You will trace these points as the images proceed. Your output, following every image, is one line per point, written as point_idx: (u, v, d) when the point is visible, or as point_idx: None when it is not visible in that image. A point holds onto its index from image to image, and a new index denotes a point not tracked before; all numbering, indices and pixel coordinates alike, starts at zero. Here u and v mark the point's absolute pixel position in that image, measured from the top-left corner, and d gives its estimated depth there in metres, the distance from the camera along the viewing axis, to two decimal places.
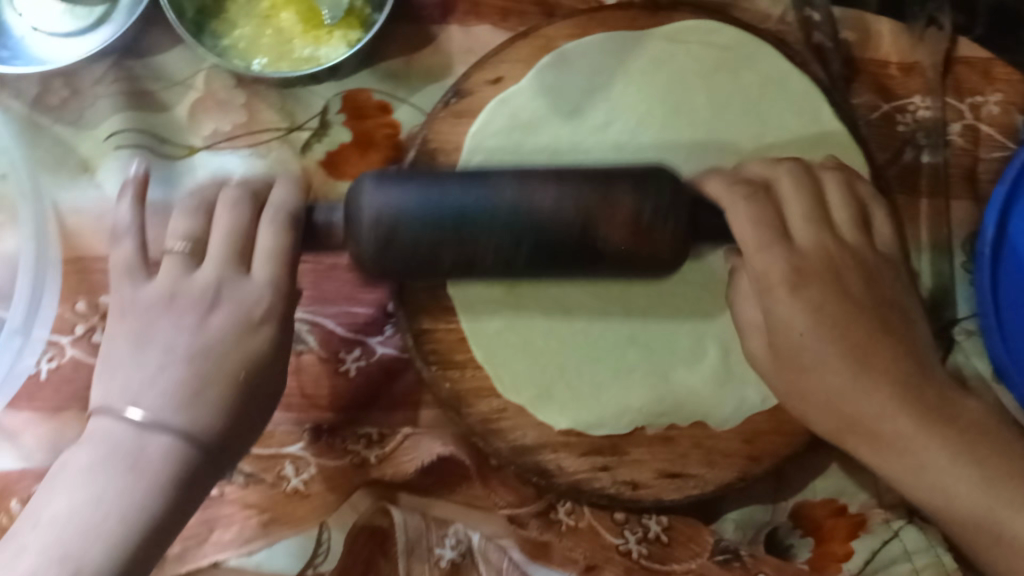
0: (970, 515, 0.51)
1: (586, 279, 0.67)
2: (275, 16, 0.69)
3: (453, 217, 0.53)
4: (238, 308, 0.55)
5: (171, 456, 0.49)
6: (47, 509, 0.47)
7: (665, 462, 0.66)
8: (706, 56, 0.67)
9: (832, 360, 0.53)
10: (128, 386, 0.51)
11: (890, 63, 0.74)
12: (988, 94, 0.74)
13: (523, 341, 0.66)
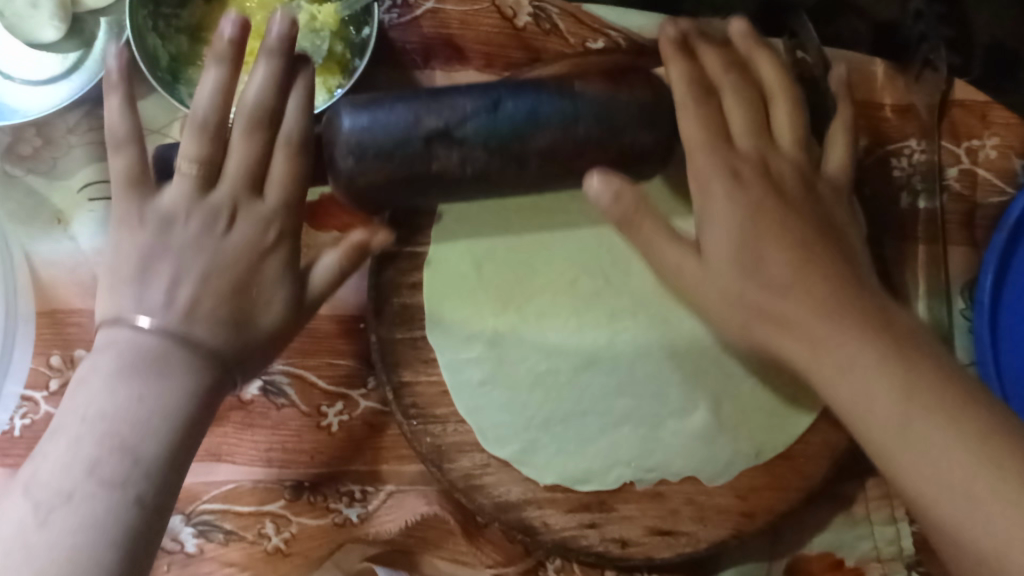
0: (897, 438, 0.45)
1: (569, 318, 0.66)
2: (252, 63, 0.68)
3: (415, 128, 0.55)
4: (257, 227, 0.52)
5: (190, 369, 0.47)
6: (67, 426, 0.44)
7: (656, 519, 0.64)
8: None
9: (753, 259, 0.52)
10: (145, 296, 0.48)
11: (885, 104, 0.72)
12: (985, 138, 0.72)
13: (507, 394, 0.65)
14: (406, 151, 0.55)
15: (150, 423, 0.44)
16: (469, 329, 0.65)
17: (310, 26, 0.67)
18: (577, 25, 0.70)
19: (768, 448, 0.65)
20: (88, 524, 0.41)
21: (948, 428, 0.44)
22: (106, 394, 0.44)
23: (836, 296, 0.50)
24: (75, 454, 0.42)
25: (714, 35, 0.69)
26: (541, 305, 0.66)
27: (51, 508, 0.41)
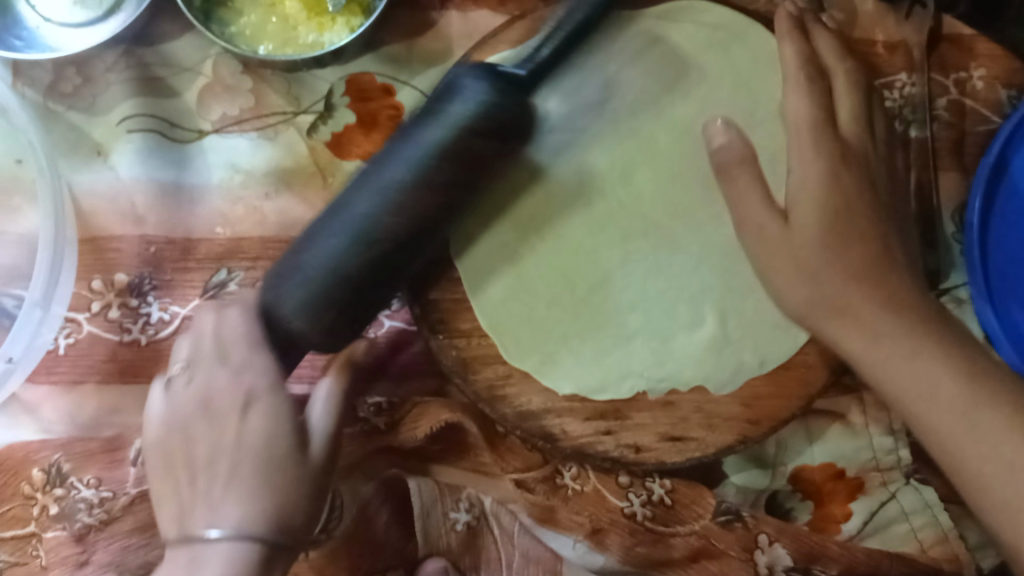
0: (952, 407, 0.60)
1: (587, 233, 0.69)
2: (280, 4, 0.72)
3: (344, 254, 0.59)
4: (267, 421, 0.59)
5: (224, 562, 0.55)
6: None
7: (667, 426, 0.68)
8: (698, 36, 0.70)
9: (835, 272, 0.63)
10: (199, 513, 0.57)
11: (878, 41, 0.76)
12: (972, 69, 0.77)
13: (526, 309, 0.68)
14: (382, 241, 0.59)
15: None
16: (491, 247, 0.68)
17: None
18: None
19: (771, 358, 0.69)
20: None
21: (986, 411, 0.59)
22: (210, 526, 0.56)
23: (900, 308, 0.62)
24: None
25: None
26: (560, 226, 0.69)
27: None
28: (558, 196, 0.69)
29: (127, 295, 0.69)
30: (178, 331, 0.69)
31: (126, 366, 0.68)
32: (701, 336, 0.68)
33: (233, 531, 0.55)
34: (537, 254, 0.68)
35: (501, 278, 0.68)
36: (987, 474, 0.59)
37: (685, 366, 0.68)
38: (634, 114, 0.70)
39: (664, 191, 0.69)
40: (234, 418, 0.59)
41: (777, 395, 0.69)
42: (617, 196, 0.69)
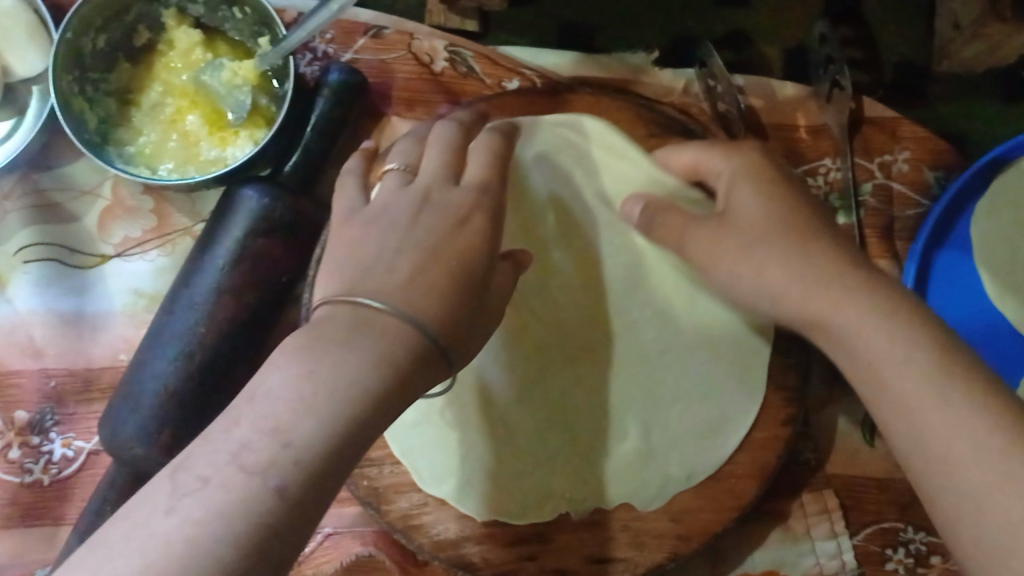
0: (889, 353, 0.49)
1: (503, 346, 0.66)
2: (181, 121, 0.71)
3: (178, 379, 0.63)
4: (445, 209, 0.50)
5: (385, 337, 0.41)
6: (235, 417, 0.38)
7: (593, 547, 0.65)
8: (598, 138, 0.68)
9: (776, 245, 0.56)
10: (354, 281, 0.45)
11: (800, 125, 0.75)
12: (897, 152, 0.74)
13: (438, 433, 0.65)
14: (219, 360, 0.64)
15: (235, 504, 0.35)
16: None
17: (233, 81, 0.70)
18: (492, 65, 0.72)
19: (698, 471, 0.65)
20: (313, 447, 0.37)
21: (911, 349, 0.49)
22: (269, 407, 0.37)
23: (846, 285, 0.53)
24: (237, 458, 0.36)
25: (623, 72, 0.74)
26: (475, 344, 0.66)
27: (190, 493, 0.35)
28: None
29: (27, 433, 0.67)
30: (83, 468, 0.67)
31: (28, 508, 0.66)
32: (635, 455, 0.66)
33: (344, 348, 0.40)
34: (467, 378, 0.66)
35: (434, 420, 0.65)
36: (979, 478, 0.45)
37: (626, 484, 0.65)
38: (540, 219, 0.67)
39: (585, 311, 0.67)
40: (386, 227, 0.49)
41: (705, 508, 0.65)
42: (552, 309, 0.67)
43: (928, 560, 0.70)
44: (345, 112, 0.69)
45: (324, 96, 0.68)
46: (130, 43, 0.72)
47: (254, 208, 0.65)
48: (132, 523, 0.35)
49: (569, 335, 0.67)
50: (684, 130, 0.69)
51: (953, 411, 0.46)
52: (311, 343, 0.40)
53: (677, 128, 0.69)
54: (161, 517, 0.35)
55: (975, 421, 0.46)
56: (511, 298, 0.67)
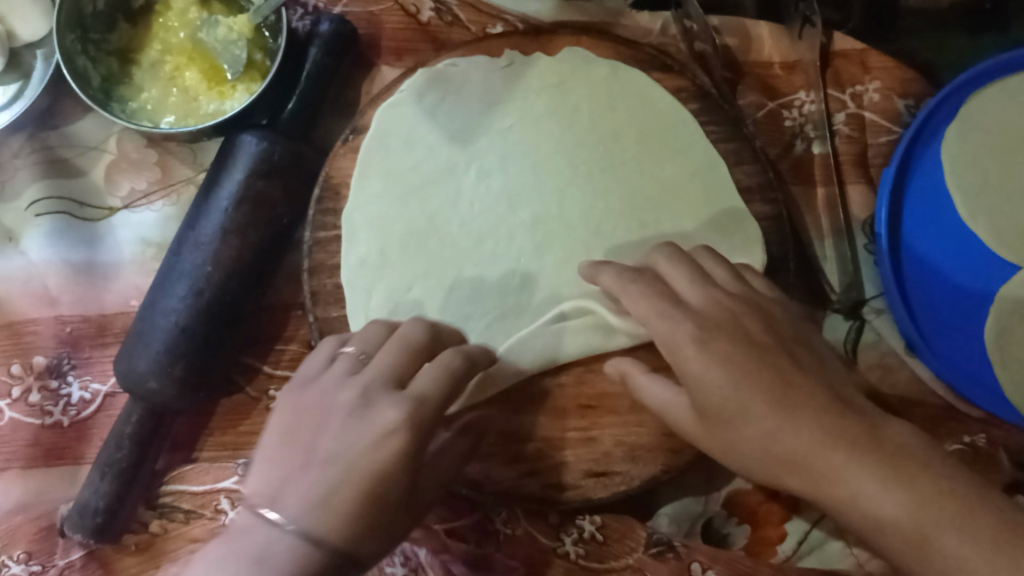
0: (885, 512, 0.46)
1: (543, 170, 0.70)
2: (180, 76, 0.75)
3: (188, 314, 0.66)
4: (380, 445, 0.52)
5: (309, 529, 0.48)
6: (196, 564, 0.46)
7: (591, 462, 0.68)
8: (597, 92, 0.71)
9: (759, 408, 0.52)
10: (300, 483, 0.50)
11: (774, 63, 0.78)
12: (867, 83, 0.77)
13: (506, 186, 0.70)
14: (228, 298, 0.68)
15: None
16: (438, 152, 0.70)
17: (229, 37, 0.74)
18: (476, 13, 0.76)
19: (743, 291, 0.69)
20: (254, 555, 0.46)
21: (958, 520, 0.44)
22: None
23: (793, 384, 0.52)
24: None
25: (601, 15, 0.77)
26: (509, 172, 0.70)
27: None
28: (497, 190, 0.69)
29: (46, 376, 0.70)
30: (100, 410, 0.70)
31: (52, 448, 0.69)
32: (512, 226, 0.69)
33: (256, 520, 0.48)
34: (404, 211, 0.69)
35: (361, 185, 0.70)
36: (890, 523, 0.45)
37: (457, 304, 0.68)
38: (538, 125, 0.71)
39: (606, 163, 0.70)
40: (334, 431, 0.53)
41: None
42: (578, 172, 0.70)
43: None
44: (335, 60, 0.73)
45: (315, 46, 0.72)
46: (128, 5, 0.76)
47: (256, 152, 0.69)
48: None
49: (532, 173, 0.70)
50: (663, 65, 0.73)
51: (863, 477, 0.47)
52: (360, 446, 0.52)
53: (656, 62, 0.73)
54: None
55: (864, 478, 0.47)
56: (497, 151, 0.70)
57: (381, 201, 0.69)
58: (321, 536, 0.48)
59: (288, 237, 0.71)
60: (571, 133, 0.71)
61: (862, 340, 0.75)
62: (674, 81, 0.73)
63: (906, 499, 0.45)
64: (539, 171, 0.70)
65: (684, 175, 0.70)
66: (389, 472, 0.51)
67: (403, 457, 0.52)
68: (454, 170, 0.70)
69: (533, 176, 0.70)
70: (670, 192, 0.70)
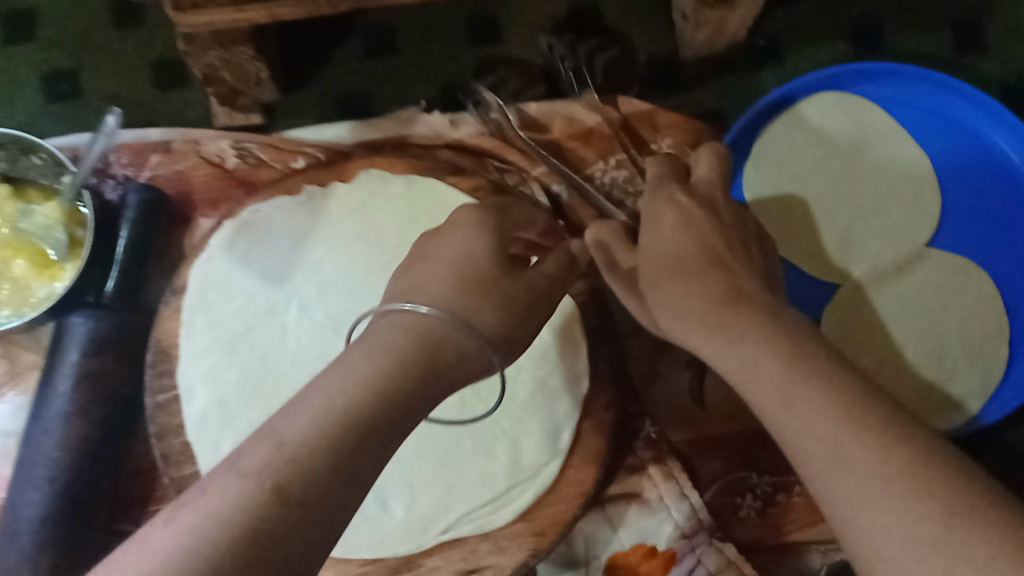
0: (842, 491, 0.43)
1: (363, 293, 0.73)
2: (8, 268, 0.78)
3: (47, 501, 0.68)
4: (412, 331, 0.52)
5: (368, 373, 0.46)
6: (269, 424, 0.42)
7: (461, 561, 0.70)
8: (400, 207, 0.75)
9: (753, 329, 0.53)
10: (347, 358, 0.47)
11: (570, 135, 0.80)
12: (660, 141, 0.80)
13: (329, 316, 0.72)
14: (83, 478, 0.70)
15: (227, 511, 0.37)
16: (259, 298, 0.73)
17: (46, 223, 0.78)
18: (276, 151, 0.79)
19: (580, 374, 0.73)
20: (344, 394, 0.43)
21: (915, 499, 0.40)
22: (254, 451, 0.40)
23: (779, 323, 0.54)
24: (217, 492, 0.38)
25: (396, 128, 0.80)
26: (331, 303, 0.73)
27: (190, 505, 0.38)
28: (323, 321, 0.72)
29: None
30: None
31: None
32: (341, 349, 0.72)
33: (330, 367, 0.47)
34: (237, 360, 0.72)
35: (191, 344, 0.72)
36: (839, 491, 0.43)
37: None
38: (350, 252, 0.74)
39: None
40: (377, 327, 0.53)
41: (552, 503, 0.70)
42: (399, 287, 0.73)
43: (775, 498, 0.77)
44: (151, 226, 0.76)
45: (128, 216, 0.75)
46: None
47: (86, 332, 0.72)
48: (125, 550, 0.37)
49: (354, 301, 0.73)
50: (456, 167, 0.76)
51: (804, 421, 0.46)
52: (399, 330, 0.52)
53: (449, 167, 0.76)
54: (156, 535, 0.37)
55: (842, 437, 0.44)
56: (314, 285, 0.73)
57: (212, 353, 0.72)
58: (386, 375, 0.46)
59: (134, 405, 0.73)
60: (382, 251, 0.74)
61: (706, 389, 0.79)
62: (470, 182, 0.75)
63: (892, 473, 0.41)
64: (361, 296, 0.73)
65: None
66: (386, 387, 0.45)
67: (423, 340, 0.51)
68: (279, 314, 0.73)
69: (355, 302, 0.73)
70: None
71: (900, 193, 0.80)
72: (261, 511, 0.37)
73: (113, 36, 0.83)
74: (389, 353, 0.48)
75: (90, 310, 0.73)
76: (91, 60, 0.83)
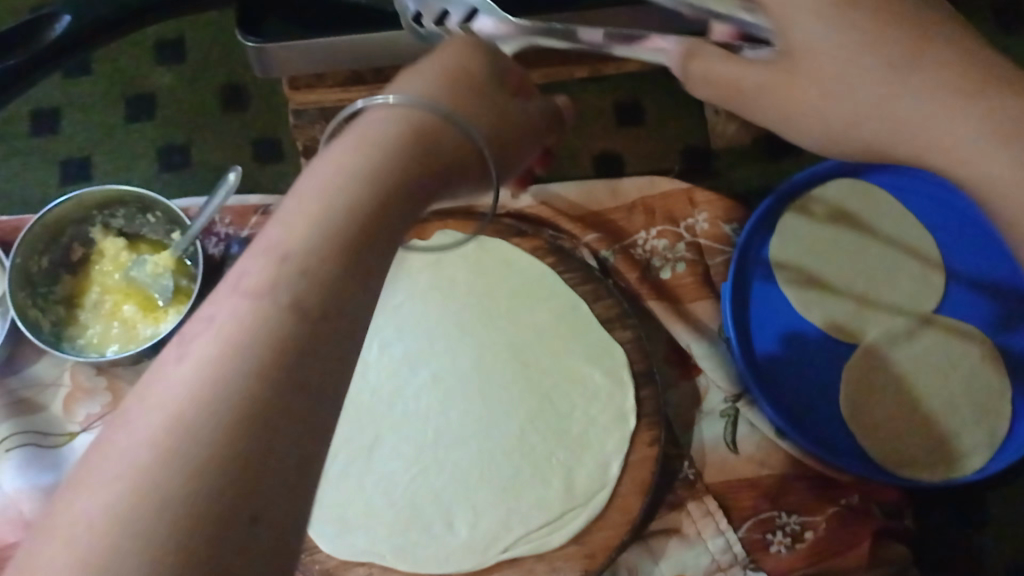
0: (959, 122, 0.48)
1: (433, 336, 0.84)
2: (119, 311, 0.86)
3: None
4: (394, 122, 0.51)
5: (359, 166, 0.48)
6: (252, 256, 0.43)
7: None
8: (466, 264, 0.86)
9: (868, 77, 0.50)
10: (327, 161, 0.48)
11: (614, 207, 0.91)
12: (696, 215, 0.91)
13: (404, 355, 0.83)
14: None
15: (218, 349, 0.38)
16: None
17: (157, 270, 0.86)
18: None
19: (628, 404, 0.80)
20: (341, 196, 0.46)
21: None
22: (253, 277, 0.41)
23: (878, 49, 0.50)
24: (222, 320, 0.40)
25: None
26: (407, 344, 0.83)
27: (202, 332, 0.40)
28: (400, 359, 0.83)
29: None
30: None
31: None
32: (415, 384, 0.82)
33: (308, 181, 0.47)
34: None
35: None
36: None
37: (380, 461, 0.79)
38: (424, 301, 0.85)
39: (485, 320, 0.84)
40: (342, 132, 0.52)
41: (601, 527, 0.75)
42: (464, 330, 0.84)
43: (803, 535, 0.81)
44: None
45: None
46: (69, 259, 0.89)
47: None
48: (143, 387, 0.39)
49: (426, 343, 0.83)
50: (519, 231, 0.87)
51: (1001, 154, 0.48)
52: (383, 119, 0.52)
53: (512, 229, 0.86)
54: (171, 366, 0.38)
55: (1019, 163, 0.47)
56: (393, 329, 0.84)
57: None
58: (377, 163, 0.48)
59: None
60: (453, 301, 0.85)
61: (737, 435, 0.85)
62: (531, 242, 0.86)
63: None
64: (432, 338, 0.84)
65: (550, 316, 0.84)
66: (362, 189, 0.46)
67: (411, 125, 0.52)
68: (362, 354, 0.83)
69: (426, 343, 0.83)
70: (546, 331, 0.84)
71: (907, 265, 0.91)
72: (276, 326, 0.39)
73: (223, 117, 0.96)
74: (385, 139, 0.50)
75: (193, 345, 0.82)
76: (200, 137, 0.95)
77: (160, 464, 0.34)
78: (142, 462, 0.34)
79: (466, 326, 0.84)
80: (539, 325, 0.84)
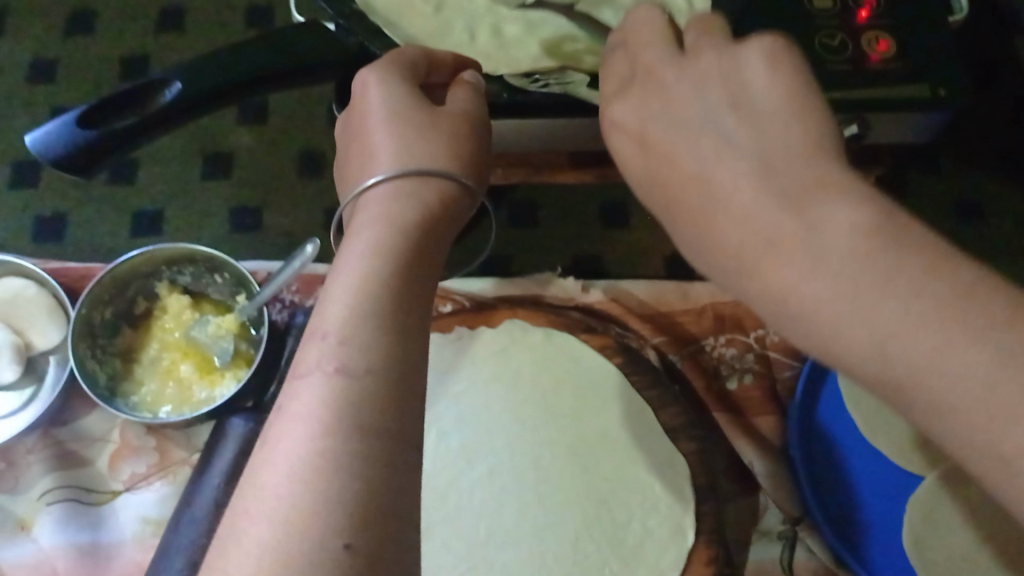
0: (896, 283, 0.44)
1: (494, 427, 0.83)
2: (175, 370, 0.85)
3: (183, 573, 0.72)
4: (415, 137, 0.58)
5: (401, 216, 0.54)
6: (330, 309, 0.49)
7: None
8: (537, 358, 0.85)
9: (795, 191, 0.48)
10: (373, 193, 0.56)
11: (683, 311, 0.89)
12: (767, 327, 0.89)
13: (463, 442, 0.82)
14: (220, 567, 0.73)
15: (341, 394, 0.45)
16: None
17: (218, 332, 0.85)
18: None
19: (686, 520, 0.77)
20: (392, 248, 0.52)
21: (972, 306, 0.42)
22: (343, 333, 0.48)
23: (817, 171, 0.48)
24: (324, 369, 0.47)
25: (534, 286, 0.90)
26: (470, 433, 0.83)
27: (314, 375, 0.47)
28: (461, 447, 0.82)
29: None
30: None
31: None
32: (473, 474, 0.81)
33: (363, 221, 0.55)
34: None
35: None
36: None
37: (427, 555, 0.78)
38: (488, 393, 0.84)
39: (553, 419, 0.83)
40: (377, 137, 0.59)
41: None
42: (530, 425, 0.83)
43: None
44: None
45: (295, 333, 0.84)
46: (131, 312, 0.88)
47: (244, 430, 0.78)
48: (276, 431, 0.46)
49: (487, 434, 0.83)
50: (588, 327, 0.85)
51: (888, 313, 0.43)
52: (402, 138, 0.58)
53: (583, 325, 0.85)
54: (296, 408, 0.46)
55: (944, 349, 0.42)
56: (456, 417, 0.83)
57: None
58: (411, 201, 0.55)
59: None
60: (516, 398, 0.84)
61: (795, 558, 0.80)
62: (599, 340, 0.84)
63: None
64: (494, 428, 0.83)
65: (617, 419, 0.82)
66: (395, 237, 0.53)
67: (433, 141, 0.58)
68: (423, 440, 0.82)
69: (486, 436, 0.82)
70: (611, 433, 0.82)
71: None
72: (361, 384, 0.46)
73: (297, 180, 0.96)
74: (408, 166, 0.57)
75: (246, 411, 0.80)
76: (274, 201, 0.95)
77: (303, 539, 0.40)
78: (282, 510, 0.42)
79: (532, 421, 0.83)
80: (607, 427, 0.82)
